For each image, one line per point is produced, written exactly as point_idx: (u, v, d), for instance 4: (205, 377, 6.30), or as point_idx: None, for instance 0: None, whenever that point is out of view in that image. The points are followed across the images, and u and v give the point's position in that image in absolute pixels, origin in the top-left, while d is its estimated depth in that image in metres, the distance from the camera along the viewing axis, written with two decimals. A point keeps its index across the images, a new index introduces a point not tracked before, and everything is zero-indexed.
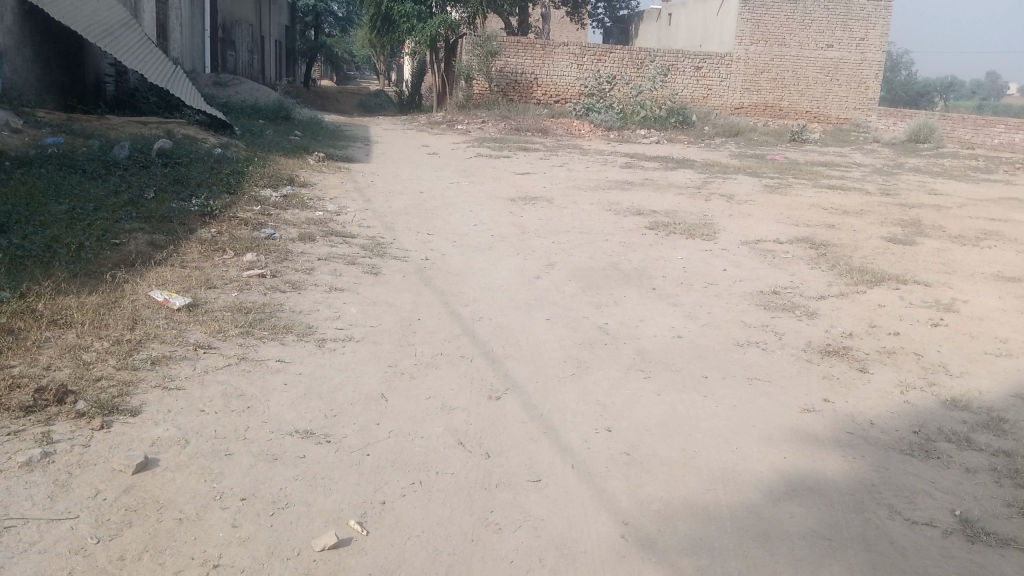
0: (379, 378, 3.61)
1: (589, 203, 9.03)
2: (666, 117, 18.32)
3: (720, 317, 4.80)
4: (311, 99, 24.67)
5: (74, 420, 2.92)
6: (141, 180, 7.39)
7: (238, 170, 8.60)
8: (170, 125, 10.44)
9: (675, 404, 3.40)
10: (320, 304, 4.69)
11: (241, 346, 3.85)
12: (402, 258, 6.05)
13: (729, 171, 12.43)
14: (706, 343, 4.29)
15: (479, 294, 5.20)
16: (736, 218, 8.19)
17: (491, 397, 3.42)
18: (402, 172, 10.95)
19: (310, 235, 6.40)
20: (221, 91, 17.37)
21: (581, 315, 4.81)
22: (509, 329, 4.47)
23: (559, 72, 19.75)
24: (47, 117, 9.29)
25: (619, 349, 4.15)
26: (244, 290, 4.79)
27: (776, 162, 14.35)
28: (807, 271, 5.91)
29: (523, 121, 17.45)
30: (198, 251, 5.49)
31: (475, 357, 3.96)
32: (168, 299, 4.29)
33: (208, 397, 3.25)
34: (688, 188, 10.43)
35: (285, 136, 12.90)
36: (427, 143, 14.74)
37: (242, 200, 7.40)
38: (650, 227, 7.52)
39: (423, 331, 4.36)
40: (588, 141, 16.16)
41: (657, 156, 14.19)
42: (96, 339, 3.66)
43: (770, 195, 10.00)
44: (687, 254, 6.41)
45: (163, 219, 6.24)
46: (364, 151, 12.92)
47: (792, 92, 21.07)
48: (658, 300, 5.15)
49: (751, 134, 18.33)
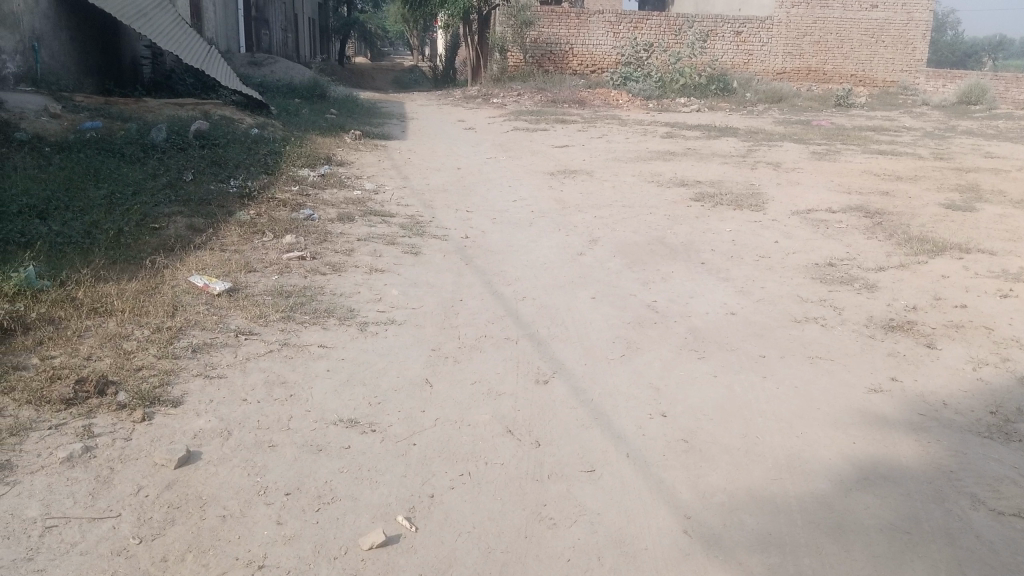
0: (424, 363, 3.50)
1: (631, 175, 8.82)
2: (706, 85, 17.89)
3: (774, 292, 4.59)
4: (346, 76, 24.62)
5: (115, 413, 2.86)
6: (179, 163, 7.36)
7: (275, 151, 8.54)
8: (207, 106, 10.41)
9: (733, 386, 3.23)
10: (361, 286, 4.59)
11: (283, 332, 3.76)
12: (442, 236, 5.93)
13: (773, 139, 12.08)
14: (762, 320, 4.10)
15: (522, 273, 5.06)
16: (784, 187, 7.93)
17: (538, 381, 3.29)
18: (439, 148, 10.81)
19: (348, 215, 6.30)
20: (257, 71, 17.35)
21: (628, 292, 4.65)
22: (554, 309, 4.33)
23: (595, 42, 19.39)
24: (86, 101, 9.31)
25: (670, 328, 3.98)
26: (284, 273, 4.71)
27: (821, 128, 13.93)
28: (863, 242, 5.66)
29: (559, 92, 17.18)
30: (237, 234, 5.42)
31: (520, 339, 3.83)
32: (208, 284, 4.22)
33: (250, 386, 3.17)
34: (731, 157, 10.14)
35: (321, 114, 12.83)
36: (463, 118, 14.57)
37: (280, 181, 7.34)
38: (695, 199, 7.30)
39: (466, 312, 4.24)
40: (626, 111, 15.85)
41: (698, 125, 13.86)
42: (136, 327, 3.59)
43: (818, 163, 9.68)
44: (736, 226, 6.19)
45: (201, 202, 6.19)
46: (401, 128, 12.79)
47: (836, 55, 20.44)
48: (708, 275, 4.96)
49: (795, 99, 17.83)
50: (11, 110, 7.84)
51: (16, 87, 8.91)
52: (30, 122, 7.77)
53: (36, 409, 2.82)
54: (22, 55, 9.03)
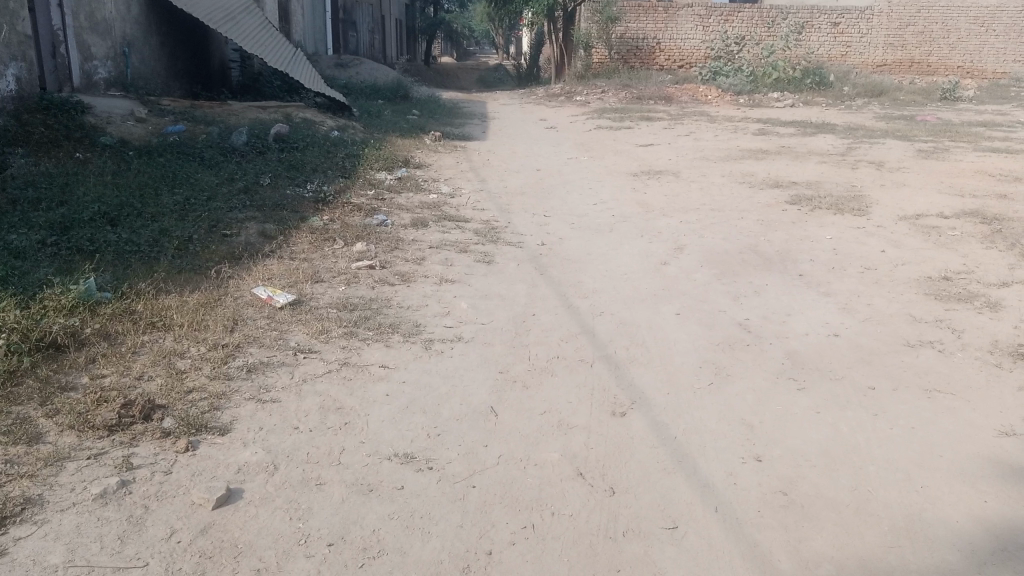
0: (489, 388, 3.22)
1: (720, 176, 8.37)
2: (801, 79, 17.09)
3: (882, 312, 4.14)
4: (430, 76, 24.66)
5: (158, 441, 2.68)
6: (257, 166, 7.30)
7: (353, 153, 8.43)
8: (289, 109, 10.42)
9: (837, 426, 2.85)
10: (429, 299, 4.35)
11: (344, 349, 3.54)
12: (517, 244, 5.65)
13: (874, 136, 11.35)
14: (869, 345, 3.67)
15: (601, 284, 4.74)
16: (888, 189, 7.34)
17: (615, 412, 2.98)
18: (520, 148, 10.56)
19: (423, 221, 6.09)
20: (342, 71, 17.47)
21: (717, 308, 4.27)
22: (634, 326, 3.99)
23: (684, 36, 18.81)
24: (172, 105, 9.42)
25: (764, 353, 3.59)
26: (351, 284, 4.51)
27: (927, 123, 13.07)
28: (981, 252, 5.11)
29: (646, 89, 16.70)
30: (307, 241, 5.27)
31: (596, 362, 3.51)
32: (271, 296, 4.05)
33: (303, 411, 2.95)
34: (829, 156, 9.53)
35: (402, 115, 12.75)
36: (546, 117, 14.29)
37: (356, 185, 7.20)
38: (790, 202, 6.81)
39: (538, 329, 3.94)
40: (715, 108, 15.26)
41: (793, 121, 13.20)
42: (192, 344, 3.43)
43: (926, 162, 9.00)
44: (836, 233, 5.71)
45: (275, 207, 6.08)
46: (481, 128, 12.59)
47: (942, 45, 19.26)
48: (805, 290, 4.53)
49: (896, 93, 16.86)
50: (99, 114, 7.94)
51: (107, 91, 9.06)
52: (116, 127, 7.86)
53: (78, 435, 2.67)
54: (113, 61, 9.19)
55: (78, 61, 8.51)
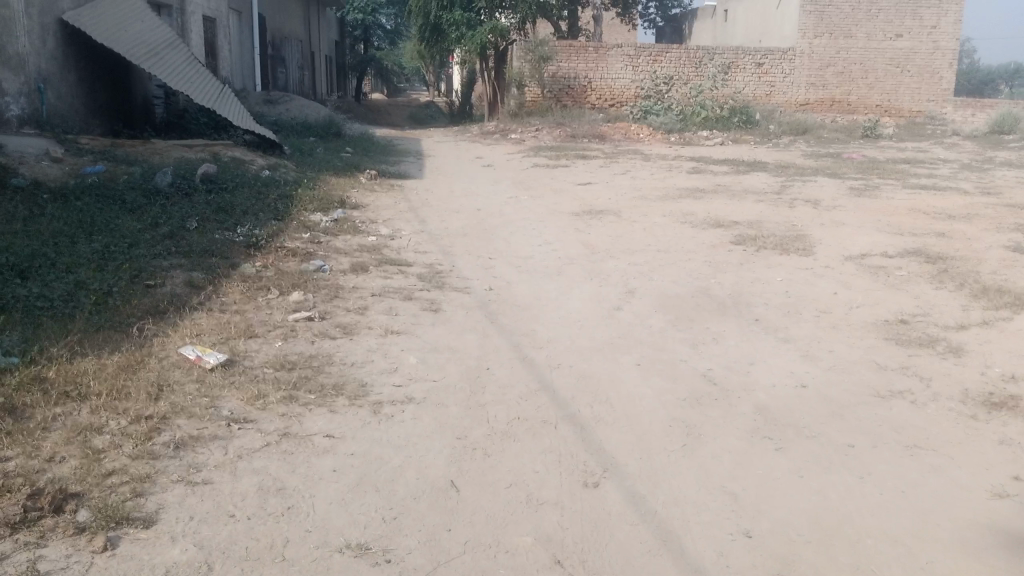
0: (447, 458, 2.94)
1: (662, 215, 8.31)
2: (729, 117, 17.41)
3: (846, 358, 4.03)
4: (361, 112, 24.38)
5: (71, 539, 2.33)
6: (183, 209, 6.89)
7: (285, 194, 8.08)
8: (216, 147, 10.01)
9: (824, 492, 2.68)
10: (374, 354, 4.06)
11: (283, 417, 3.22)
12: (463, 289, 5.41)
13: (806, 173, 11.53)
14: (839, 396, 3.53)
15: (554, 333, 4.52)
16: (829, 228, 7.36)
17: (587, 483, 2.74)
18: (458, 187, 10.35)
19: (362, 266, 5.80)
20: (271, 108, 17.05)
21: (678, 358, 4.09)
22: (595, 380, 3.77)
23: (614, 75, 19.01)
24: (90, 143, 8.92)
25: (734, 407, 3.41)
26: (289, 339, 4.19)
27: (854, 161, 13.39)
28: (932, 293, 5.09)
29: (579, 127, 16.76)
30: (240, 291, 4.92)
31: (560, 423, 3.27)
32: (200, 356, 3.70)
33: (239, 494, 2.63)
34: (766, 194, 9.60)
35: (335, 153, 12.43)
36: (482, 155, 14.16)
37: (290, 227, 6.87)
38: (735, 242, 6.75)
39: (494, 386, 3.69)
40: (648, 146, 15.39)
41: (725, 159, 13.37)
42: (112, 416, 3.07)
43: (859, 200, 9.12)
44: (787, 274, 5.64)
45: (203, 253, 5.71)
46: (416, 166, 12.35)
47: (860, 85, 19.94)
48: (765, 335, 4.41)
49: (820, 131, 17.32)
50: (10, 154, 7.43)
51: (19, 129, 8.53)
52: (29, 167, 7.36)
53: None
54: (26, 98, 8.66)
55: None
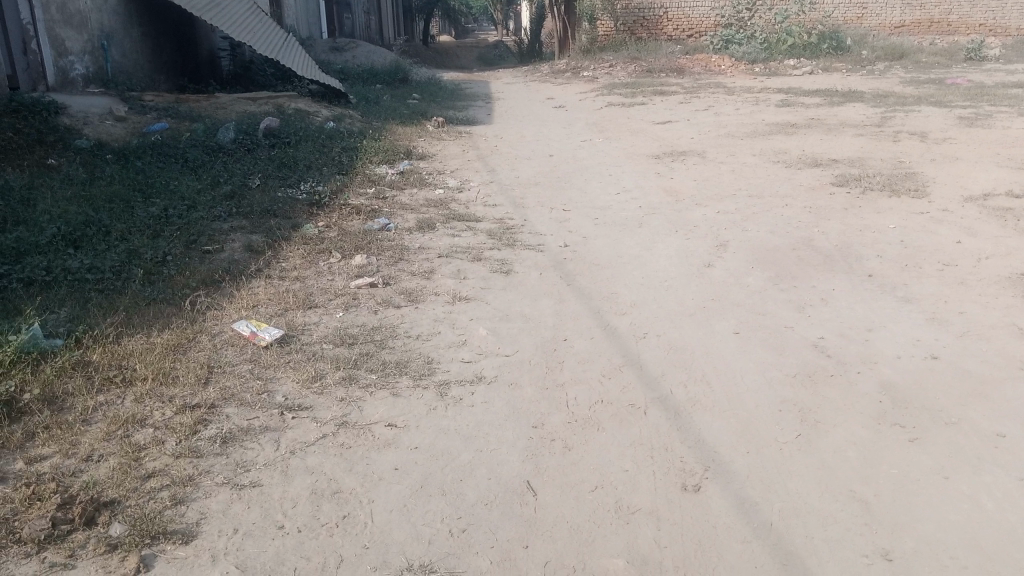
0: (522, 452, 2.59)
1: (750, 154, 7.70)
2: (817, 44, 16.24)
3: (980, 321, 3.50)
4: (430, 55, 23.86)
5: (102, 559, 2.06)
6: (246, 166, 6.66)
7: (350, 146, 7.77)
8: (281, 99, 9.74)
9: (978, 499, 2.23)
10: (441, 324, 3.71)
11: (341, 403, 2.90)
12: (536, 246, 5.00)
13: (907, 103, 10.60)
14: (977, 370, 3.04)
15: (640, 296, 4.09)
16: (940, 165, 6.64)
17: (686, 487, 2.37)
18: (530, 132, 9.86)
19: (430, 223, 5.44)
20: (338, 55, 16.71)
21: (781, 324, 3.64)
22: (688, 352, 3.36)
23: (692, 4, 17.93)
24: (156, 100, 8.75)
25: (854, 387, 2.97)
26: (351, 309, 3.87)
27: (959, 86, 12.29)
28: None
29: (656, 61, 15.90)
30: (300, 255, 4.63)
31: (651, 407, 2.88)
32: (255, 332, 3.43)
33: (290, 500, 2.33)
34: (865, 128, 8.81)
35: (402, 100, 12.05)
36: (553, 95, 13.57)
37: (355, 182, 6.57)
38: (836, 184, 6.13)
39: (574, 361, 3.30)
40: (730, 78, 14.51)
41: (815, 90, 12.43)
42: (157, 406, 2.81)
43: (971, 131, 8.27)
44: (900, 221, 5.05)
45: (264, 213, 5.45)
46: (486, 110, 11.87)
47: (962, 3, 18.35)
48: (880, 295, 3.91)
49: (918, 55, 16.01)
50: (75, 114, 7.29)
51: (86, 88, 8.40)
52: (93, 128, 7.21)
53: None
54: (91, 56, 8.51)
55: (52, 58, 7.84)
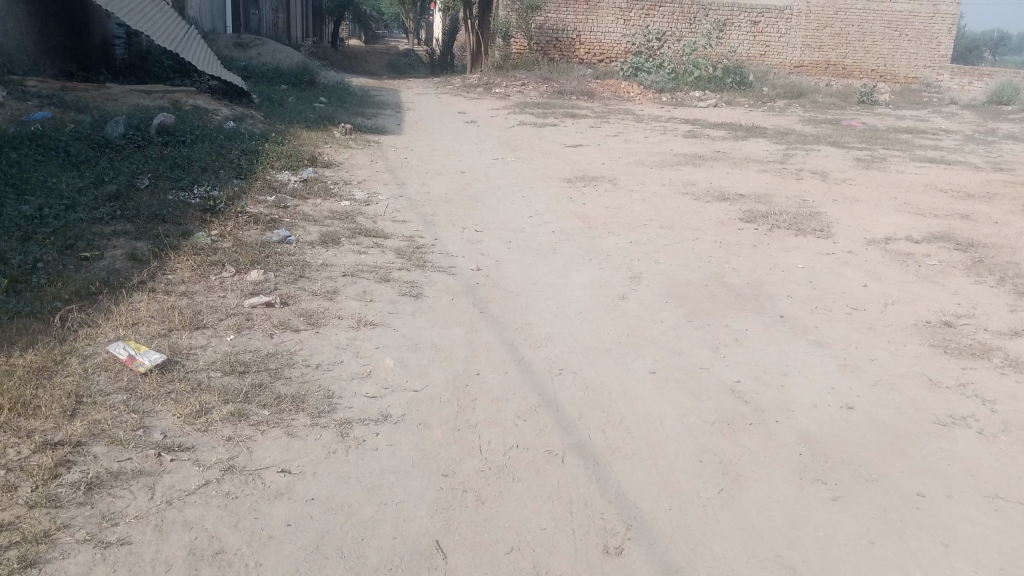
0: (430, 506, 2.37)
1: (660, 183, 7.73)
2: (722, 77, 16.71)
3: (891, 370, 3.50)
4: (339, 58, 23.33)
5: None
6: (135, 164, 6.19)
7: (251, 149, 7.37)
8: (178, 94, 9.18)
9: (906, 566, 2.17)
10: (343, 352, 3.45)
11: (228, 443, 2.61)
12: (447, 268, 4.79)
13: (806, 141, 10.97)
14: (893, 422, 3.01)
15: (554, 328, 3.93)
16: (842, 205, 6.81)
17: (608, 550, 2.22)
18: (440, 145, 9.65)
19: (334, 237, 5.15)
20: (242, 52, 16.05)
21: (697, 365, 3.55)
22: (605, 392, 3.22)
23: (604, 29, 18.19)
24: (38, 86, 8.09)
25: (773, 437, 2.89)
26: (244, 331, 3.56)
27: (854, 128, 12.83)
28: (972, 289, 4.57)
29: (567, 82, 15.99)
30: (190, 267, 4.27)
31: (568, 454, 2.71)
32: (133, 356, 3.08)
33: (164, 563, 2.04)
34: (768, 163, 9.02)
35: (308, 103, 11.61)
36: (464, 109, 13.42)
37: (255, 188, 6.20)
38: (744, 219, 6.18)
39: (486, 400, 3.10)
40: (638, 105, 14.72)
41: (720, 122, 12.72)
42: (13, 442, 2.45)
43: (867, 173, 8.58)
44: (808, 261, 5.10)
45: (153, 218, 5.04)
46: (395, 120, 11.59)
47: (856, 49, 19.27)
48: (793, 338, 3.89)
49: (815, 95, 16.68)
50: None
51: None
52: None
53: None
54: None
55: None
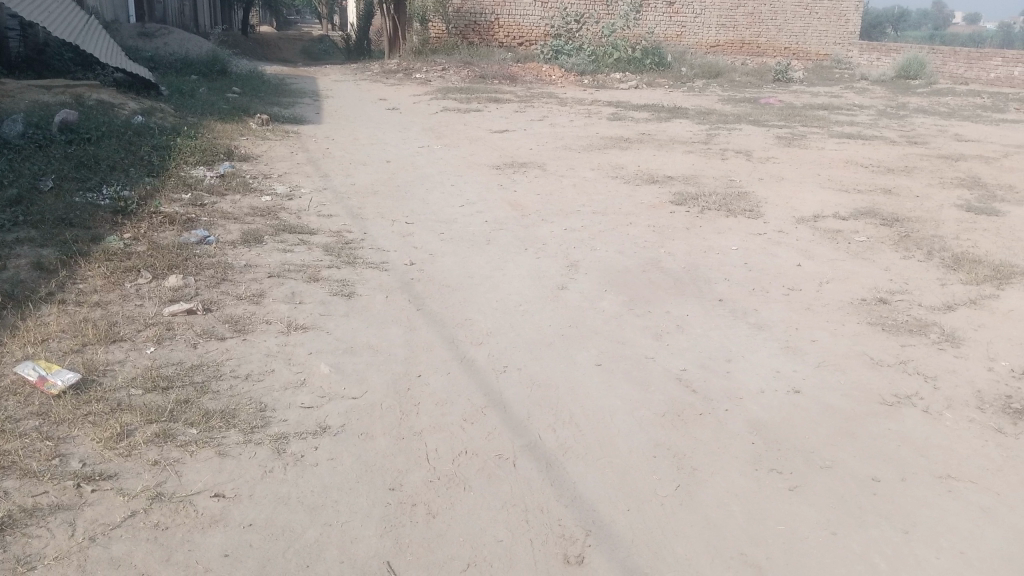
0: (379, 524, 2.24)
1: (589, 168, 7.67)
2: (641, 59, 16.79)
3: (833, 350, 3.50)
4: (250, 46, 22.56)
5: None
6: (37, 165, 5.79)
7: (163, 145, 7.00)
8: (80, 89, 8.67)
9: (870, 558, 2.15)
10: (274, 360, 3.26)
11: (154, 467, 2.42)
12: (378, 264, 4.61)
13: (728, 121, 11.08)
14: (841, 405, 3.00)
15: (494, 323, 3.81)
16: (768, 184, 6.87)
17: (569, 560, 2.13)
18: (363, 134, 9.38)
19: (256, 236, 4.91)
20: (147, 42, 15.31)
21: (642, 355, 3.48)
22: (551, 388, 3.12)
23: (523, 12, 18.03)
24: None
25: (724, 426, 2.84)
26: (165, 343, 3.33)
27: (772, 106, 13.04)
28: (902, 264, 4.64)
29: (488, 67, 15.81)
30: (103, 274, 3.99)
31: (519, 457, 2.61)
32: (44, 377, 2.83)
33: None
34: (694, 144, 9.06)
35: (220, 94, 11.14)
36: (385, 96, 13.11)
37: (169, 186, 5.88)
38: (675, 202, 6.16)
39: (430, 403, 2.97)
40: (561, 88, 14.66)
41: (643, 104, 12.76)
42: None
43: (790, 150, 8.71)
44: (742, 242, 5.11)
45: (59, 223, 4.70)
46: (314, 109, 11.23)
47: (769, 27, 19.63)
48: (735, 321, 3.87)
49: (732, 75, 16.91)
50: None
51: None
52: None
53: None
54: None
55: None
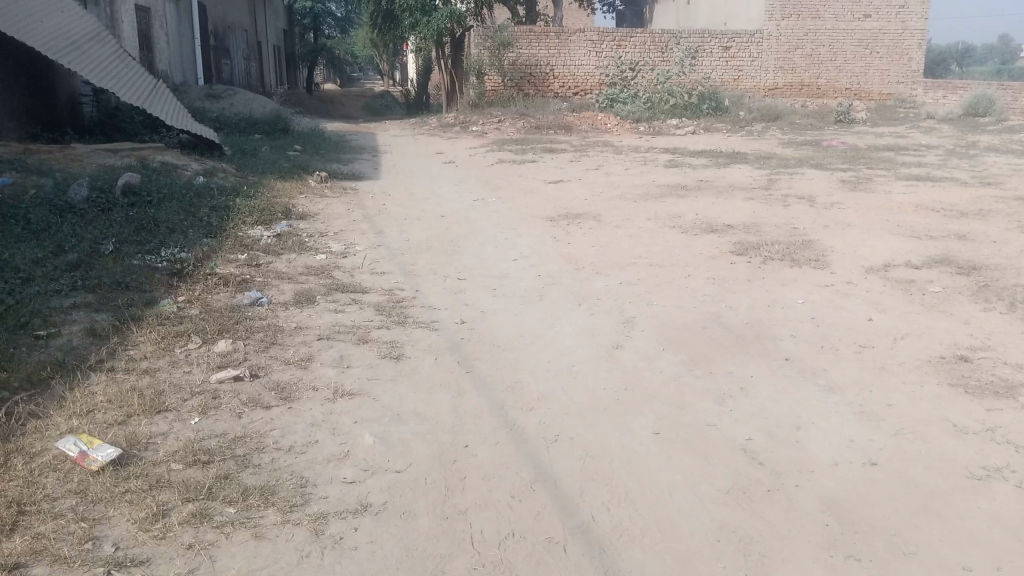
0: None
1: (646, 218, 7.51)
2: (698, 104, 16.70)
3: (912, 416, 3.24)
4: (312, 103, 23.15)
5: None
6: (99, 229, 5.89)
7: (222, 205, 7.09)
8: (146, 152, 8.91)
9: None
10: (318, 430, 3.15)
11: (188, 551, 2.32)
12: (429, 324, 4.52)
13: (789, 165, 10.81)
14: (924, 479, 2.75)
15: (546, 387, 3.65)
16: (834, 232, 6.60)
17: None
18: (418, 189, 9.42)
19: (308, 297, 4.88)
20: (214, 102, 15.79)
21: (703, 421, 3.28)
22: (606, 460, 2.94)
23: (578, 62, 18.15)
24: None
25: (794, 504, 2.62)
26: (209, 412, 3.26)
27: (835, 149, 12.72)
28: (983, 317, 4.35)
29: (544, 117, 15.87)
30: (153, 341, 3.97)
31: (570, 540, 2.44)
32: (86, 452, 2.78)
33: None
34: (754, 191, 8.83)
35: (281, 152, 11.36)
36: (441, 150, 13.22)
37: (225, 247, 5.93)
38: (736, 252, 5.94)
39: (477, 478, 2.82)
40: (617, 136, 14.59)
41: (701, 150, 12.57)
42: None
43: (855, 195, 8.41)
44: (808, 295, 4.87)
45: (115, 287, 4.74)
46: (371, 165, 11.37)
47: (829, 68, 19.31)
48: (802, 383, 3.63)
49: (792, 117, 16.61)
50: None
51: None
52: None
53: None
54: None
55: None
